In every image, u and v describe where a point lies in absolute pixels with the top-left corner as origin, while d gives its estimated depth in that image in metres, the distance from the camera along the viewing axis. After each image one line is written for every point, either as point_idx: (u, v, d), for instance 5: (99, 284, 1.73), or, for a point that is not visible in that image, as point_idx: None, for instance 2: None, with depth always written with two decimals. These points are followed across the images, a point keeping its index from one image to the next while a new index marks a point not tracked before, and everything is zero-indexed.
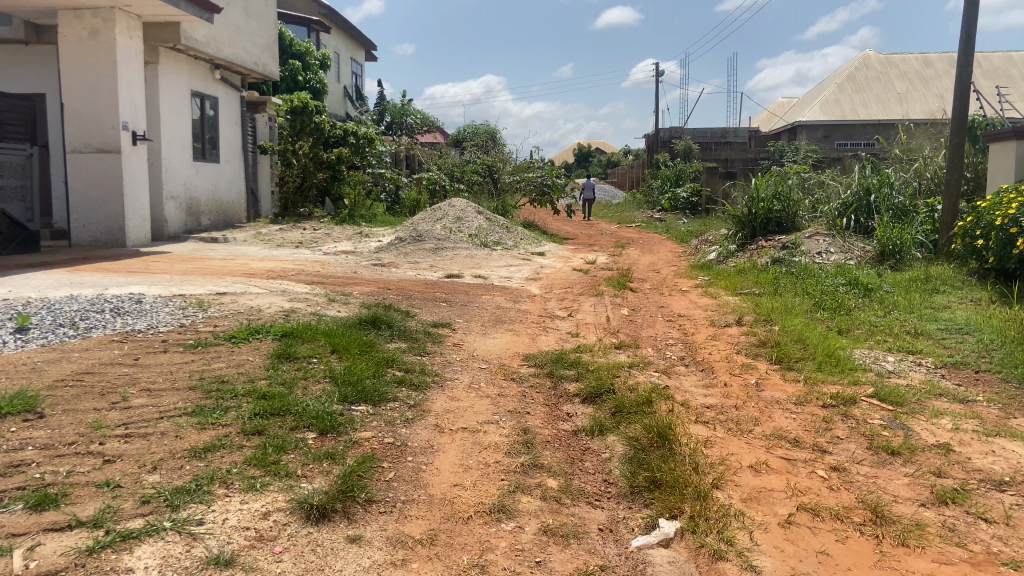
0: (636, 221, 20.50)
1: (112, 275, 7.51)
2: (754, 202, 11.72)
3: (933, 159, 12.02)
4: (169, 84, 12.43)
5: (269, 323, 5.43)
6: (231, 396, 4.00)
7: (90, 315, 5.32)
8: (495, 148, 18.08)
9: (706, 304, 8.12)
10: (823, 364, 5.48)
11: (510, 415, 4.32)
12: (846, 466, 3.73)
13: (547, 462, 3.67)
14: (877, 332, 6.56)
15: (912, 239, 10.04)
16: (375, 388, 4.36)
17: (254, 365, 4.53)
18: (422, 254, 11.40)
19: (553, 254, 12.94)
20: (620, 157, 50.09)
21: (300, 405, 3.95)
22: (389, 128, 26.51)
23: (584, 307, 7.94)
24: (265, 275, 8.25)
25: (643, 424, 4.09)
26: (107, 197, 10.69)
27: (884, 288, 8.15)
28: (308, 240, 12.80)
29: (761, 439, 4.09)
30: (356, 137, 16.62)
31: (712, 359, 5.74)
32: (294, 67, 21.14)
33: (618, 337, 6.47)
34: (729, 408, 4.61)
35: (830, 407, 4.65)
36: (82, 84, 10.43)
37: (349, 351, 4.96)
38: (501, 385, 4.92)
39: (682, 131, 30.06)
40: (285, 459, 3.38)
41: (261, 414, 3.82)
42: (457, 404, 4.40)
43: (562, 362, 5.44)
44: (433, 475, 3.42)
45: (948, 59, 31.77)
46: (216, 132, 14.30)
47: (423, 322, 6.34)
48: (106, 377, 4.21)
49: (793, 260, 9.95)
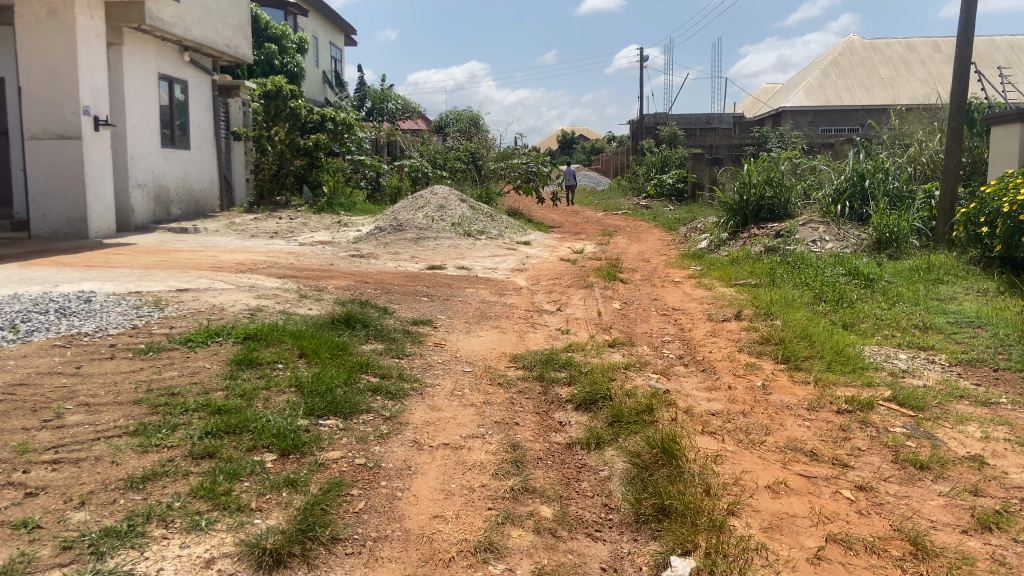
0: (622, 208, 20.05)
1: (67, 270, 6.98)
2: (747, 188, 11.33)
3: (929, 143, 11.62)
4: (134, 67, 11.81)
5: (231, 324, 4.94)
6: (181, 412, 3.54)
7: (32, 316, 4.81)
8: (477, 134, 17.63)
9: (701, 296, 7.71)
10: (832, 363, 5.09)
11: (496, 427, 3.89)
12: (874, 486, 3.35)
13: (540, 485, 3.24)
14: (884, 326, 6.19)
15: (910, 226, 9.68)
16: (346, 399, 3.91)
17: (210, 374, 4.06)
18: (402, 244, 10.91)
19: (538, 243, 12.49)
20: (604, 144, 49.62)
21: (259, 422, 3.49)
22: (369, 114, 25.88)
23: (573, 300, 7.51)
24: (233, 269, 7.74)
25: (644, 437, 3.67)
26: (69, 186, 10.08)
27: (886, 279, 7.77)
28: (283, 231, 12.27)
29: (776, 453, 3.68)
30: (334, 123, 16.01)
31: (713, 358, 5.33)
32: (270, 51, 20.47)
33: (611, 334, 6.05)
34: (736, 415, 4.21)
35: (847, 413, 4.26)
36: (39, 66, 9.82)
37: (319, 356, 4.49)
38: (486, 391, 4.48)
39: (666, 117, 29.37)
40: (237, 490, 2.93)
41: (214, 433, 3.36)
42: (438, 415, 3.95)
43: (553, 364, 5.02)
44: (410, 505, 2.98)
45: (931, 43, 31.59)
46: (186, 118, 13.69)
47: (402, 320, 5.88)
48: (40, 390, 3.72)
49: (788, 249, 9.56)
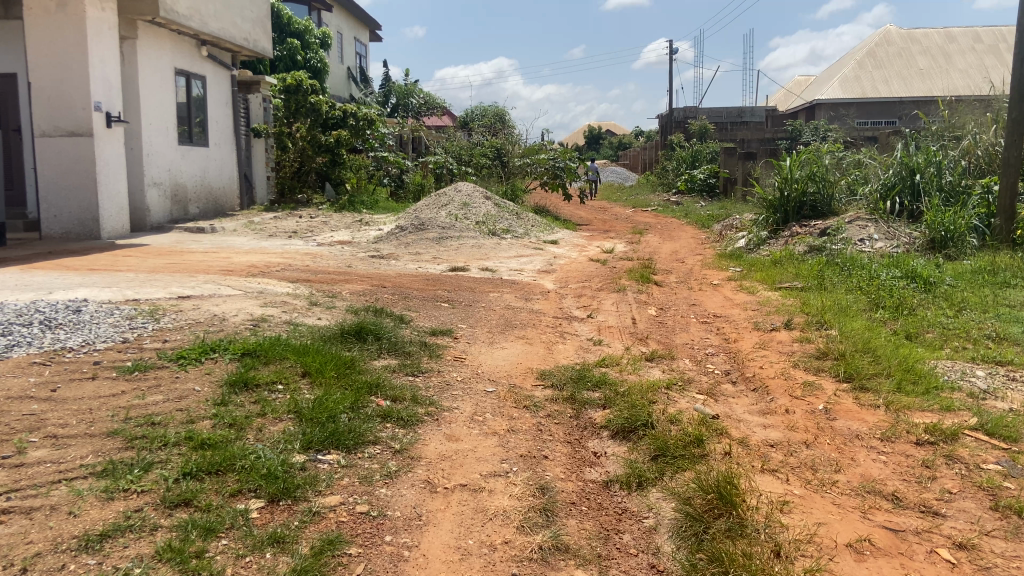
0: (651, 205, 19.38)
1: (67, 275, 6.60)
2: (788, 184, 10.67)
3: (985, 134, 10.74)
4: (149, 62, 11.45)
5: (229, 338, 4.46)
6: (159, 447, 3.06)
7: (13, 329, 4.37)
8: (504, 131, 16.84)
9: (744, 302, 7.13)
10: (902, 383, 4.49)
11: (521, 463, 3.37)
12: (976, 544, 2.79)
13: (575, 541, 2.73)
14: (953, 337, 5.58)
15: (967, 223, 9.02)
16: (349, 428, 3.42)
17: (200, 398, 3.59)
18: (424, 244, 10.42)
19: (566, 242, 11.94)
20: (631, 140, 48.87)
21: (248, 459, 3.01)
22: (394, 110, 25.54)
23: (605, 306, 6.95)
24: (244, 272, 7.31)
25: (696, 478, 3.14)
26: (80, 185, 9.74)
27: (947, 282, 7.10)
28: (302, 230, 11.86)
29: (851, 498, 3.14)
30: (356, 119, 15.64)
31: (765, 376, 4.76)
32: (293, 46, 20.12)
33: (649, 346, 5.51)
34: (799, 446, 3.66)
35: (928, 446, 3.68)
36: (50, 61, 9.49)
37: (324, 376, 4.00)
38: (511, 415, 3.97)
39: (696, 110, 28.65)
40: (211, 550, 2.45)
41: (194, 473, 2.89)
42: (455, 448, 3.45)
43: (585, 382, 4.49)
44: (418, 570, 2.49)
45: (971, 33, 30.47)
46: (204, 115, 13.36)
47: (419, 330, 5.39)
48: (4, 418, 3.27)
49: (834, 249, 8.92)
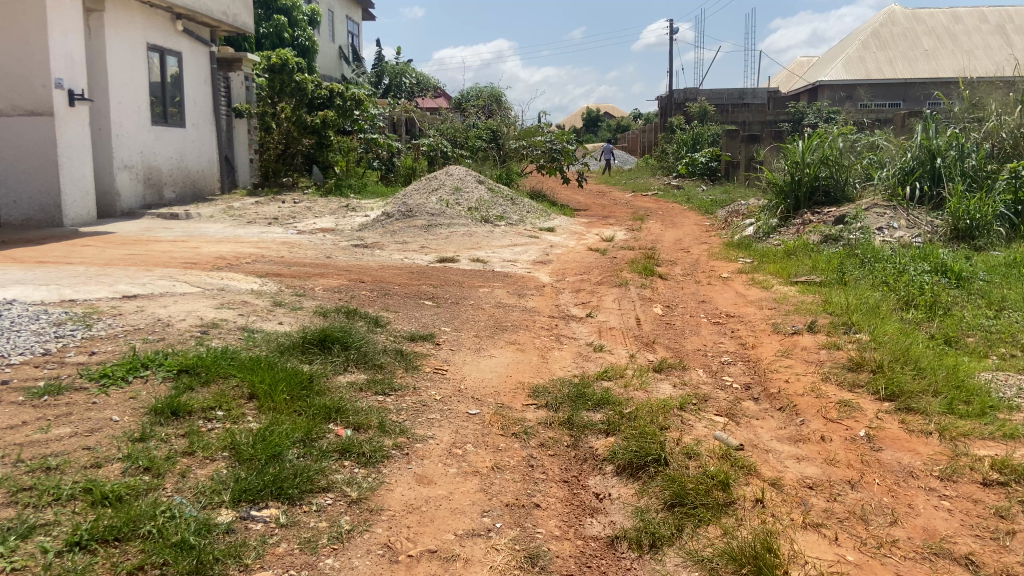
0: (651, 189, 18.72)
1: (9, 269, 5.95)
2: (799, 167, 10.03)
3: (1009, 115, 9.84)
4: (117, 35, 10.68)
5: (167, 350, 3.79)
6: (48, 504, 2.42)
7: None
8: (498, 111, 16.02)
9: (758, 298, 6.50)
10: (953, 402, 3.86)
11: (508, 516, 2.73)
12: None
13: None
14: (998, 342, 4.95)
15: (994, 210, 8.36)
16: (295, 470, 2.77)
17: (118, 431, 2.95)
18: (411, 233, 9.75)
19: (563, 229, 11.29)
20: (631, 123, 48.21)
21: (160, 521, 2.36)
22: (386, 91, 24.83)
23: (605, 303, 6.31)
24: (208, 265, 6.63)
25: (727, 542, 2.51)
26: (41, 168, 9.04)
27: (981, 277, 6.46)
28: (284, 216, 11.18)
29: (919, 565, 2.51)
30: (343, 99, 14.89)
31: (793, 392, 4.12)
32: (280, 23, 19.28)
33: (656, 353, 4.87)
34: (843, 488, 3.04)
35: (999, 489, 3.04)
36: (7, 34, 8.77)
37: (273, 402, 3.35)
38: (497, 446, 3.33)
39: (697, 91, 28.05)
40: None
41: (84, 544, 2.25)
42: (426, 495, 2.81)
43: (585, 400, 3.86)
44: None
45: (978, 14, 29.64)
46: (181, 93, 12.60)
47: (396, 335, 4.74)
48: None
49: (852, 239, 8.27)
